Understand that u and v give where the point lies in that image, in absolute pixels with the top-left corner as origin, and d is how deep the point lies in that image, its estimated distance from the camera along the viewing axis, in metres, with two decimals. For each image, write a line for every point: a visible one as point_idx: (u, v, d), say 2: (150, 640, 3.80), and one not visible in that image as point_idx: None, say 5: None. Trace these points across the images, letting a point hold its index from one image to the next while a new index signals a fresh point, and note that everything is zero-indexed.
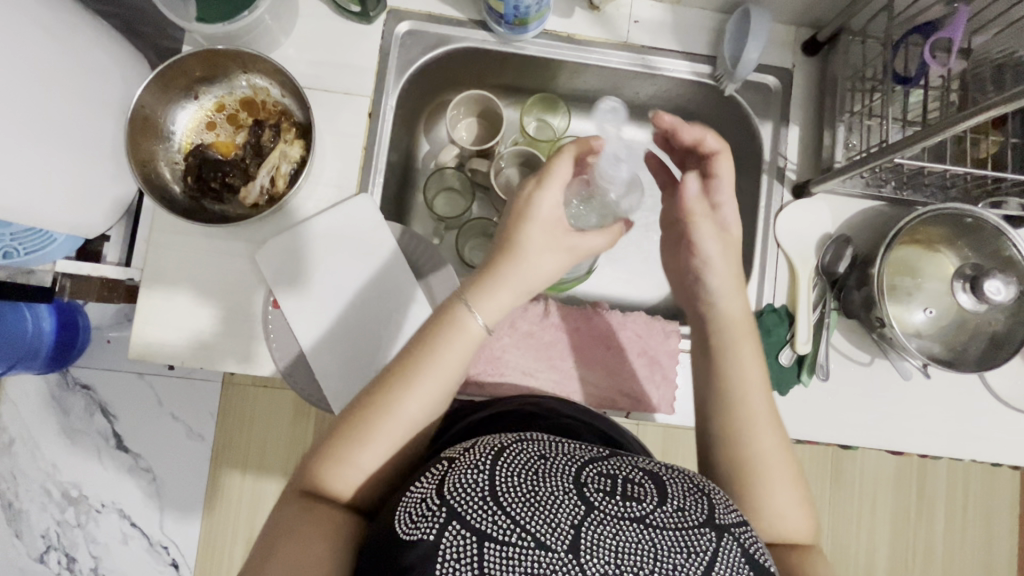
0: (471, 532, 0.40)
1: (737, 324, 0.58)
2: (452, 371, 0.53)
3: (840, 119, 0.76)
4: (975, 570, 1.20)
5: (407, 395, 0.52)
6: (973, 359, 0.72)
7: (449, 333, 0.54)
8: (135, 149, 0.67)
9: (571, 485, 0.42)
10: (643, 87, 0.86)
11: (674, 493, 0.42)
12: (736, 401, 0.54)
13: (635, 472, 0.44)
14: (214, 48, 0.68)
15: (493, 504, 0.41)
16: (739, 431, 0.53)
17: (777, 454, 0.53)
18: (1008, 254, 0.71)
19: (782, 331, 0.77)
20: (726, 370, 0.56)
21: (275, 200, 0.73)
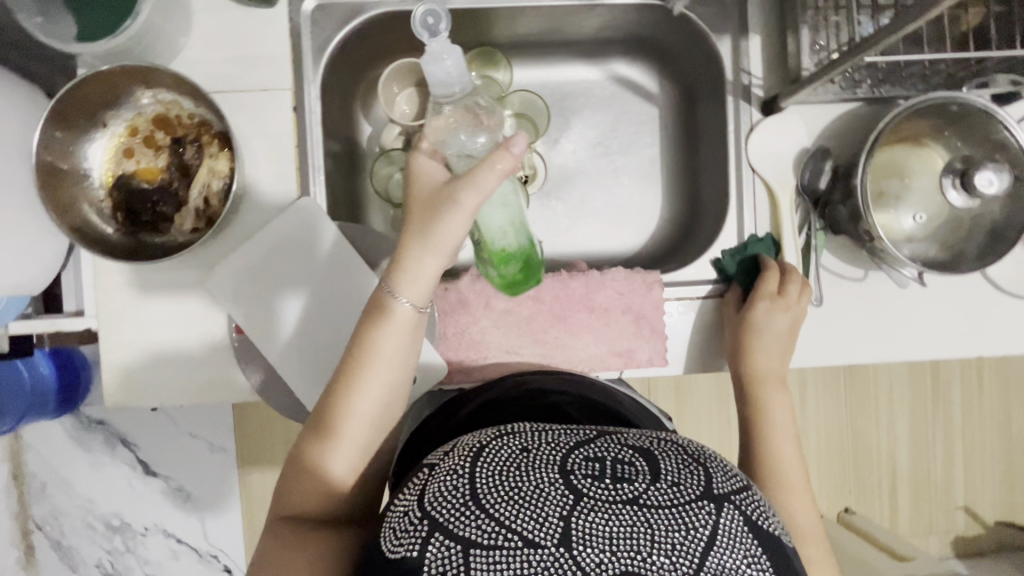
0: (456, 540, 0.36)
1: (773, 378, 0.67)
2: (394, 354, 0.52)
3: (803, 19, 0.68)
4: (997, 447, 1.21)
5: (355, 396, 0.51)
6: (973, 256, 0.68)
7: (382, 329, 0.52)
8: (51, 197, 0.62)
9: (557, 473, 0.38)
10: (586, 21, 0.79)
11: (668, 469, 0.38)
12: (776, 458, 0.62)
13: (624, 451, 0.40)
14: (105, 68, 0.61)
15: (475, 507, 0.37)
16: (779, 488, 0.59)
17: (812, 520, 0.57)
18: (1000, 138, 0.67)
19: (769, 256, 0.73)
20: (769, 430, 0.64)
21: (214, 220, 0.68)
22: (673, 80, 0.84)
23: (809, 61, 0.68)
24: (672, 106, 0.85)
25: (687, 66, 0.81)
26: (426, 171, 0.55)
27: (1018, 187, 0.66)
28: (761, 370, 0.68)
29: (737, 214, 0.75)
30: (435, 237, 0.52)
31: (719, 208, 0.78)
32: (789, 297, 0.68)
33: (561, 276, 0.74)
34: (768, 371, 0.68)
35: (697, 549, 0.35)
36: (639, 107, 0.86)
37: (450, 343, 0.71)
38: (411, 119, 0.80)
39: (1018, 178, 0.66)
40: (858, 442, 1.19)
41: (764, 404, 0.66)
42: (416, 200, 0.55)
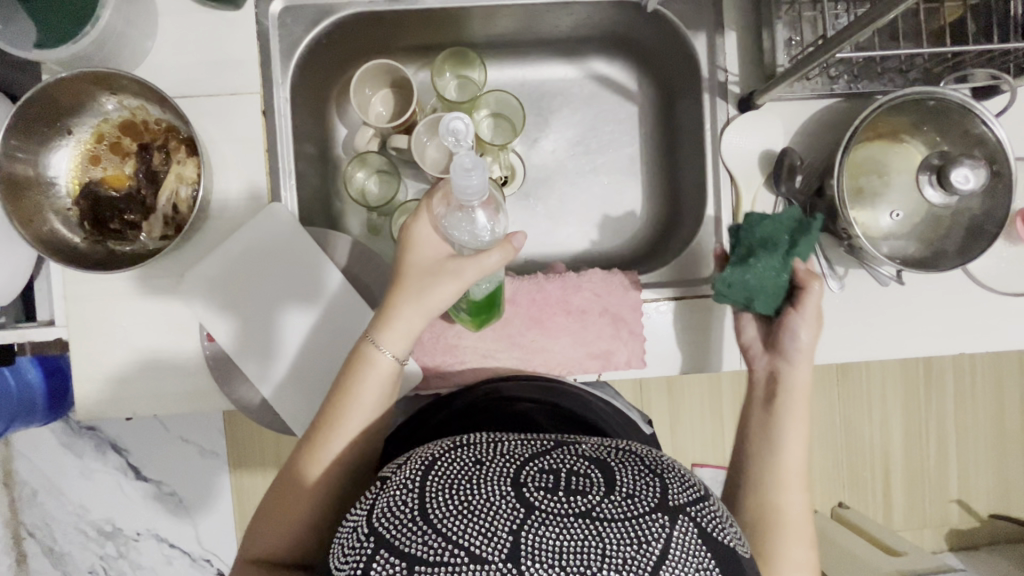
0: (401, 557, 0.35)
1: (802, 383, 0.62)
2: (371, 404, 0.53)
3: (777, 16, 0.68)
4: (988, 438, 1.20)
5: (330, 444, 0.52)
6: (953, 253, 0.67)
7: (362, 374, 0.54)
8: (15, 206, 0.61)
9: (509, 486, 0.37)
10: (561, 18, 0.77)
11: (624, 480, 0.38)
12: (781, 455, 0.59)
13: (580, 462, 0.39)
14: (67, 74, 0.60)
15: (422, 522, 0.36)
16: (774, 482, 0.58)
17: (801, 514, 0.57)
18: (979, 133, 0.66)
19: (804, 245, 0.62)
20: (785, 431, 0.60)
21: (183, 227, 0.67)
22: (652, 77, 0.83)
23: (784, 57, 0.68)
24: (650, 104, 0.84)
25: (664, 63, 0.80)
26: (426, 241, 0.55)
27: (996, 182, 0.66)
28: (792, 371, 0.63)
29: (716, 213, 0.74)
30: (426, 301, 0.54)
31: (698, 207, 0.77)
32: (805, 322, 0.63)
33: (538, 279, 0.73)
34: (794, 372, 0.63)
35: (649, 562, 0.34)
36: (618, 105, 0.85)
37: (426, 348, 0.71)
38: (385, 122, 0.79)
39: (996, 174, 0.66)
40: (850, 437, 1.19)
41: (787, 404, 0.61)
42: (412, 269, 0.55)
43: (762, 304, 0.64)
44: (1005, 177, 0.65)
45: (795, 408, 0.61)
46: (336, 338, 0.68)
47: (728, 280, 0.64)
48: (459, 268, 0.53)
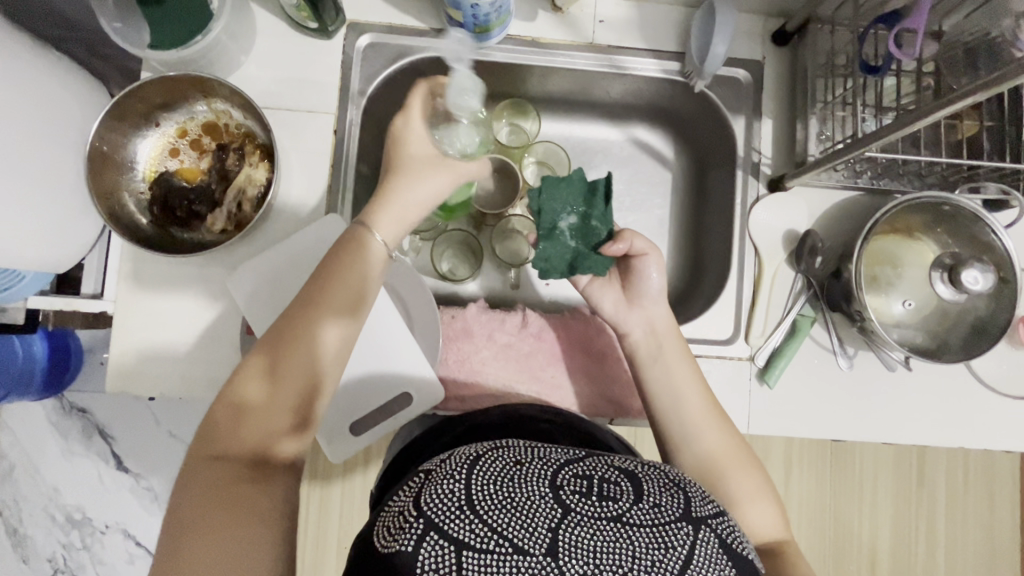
0: (449, 541, 0.37)
1: (667, 328, 0.67)
2: (361, 279, 0.55)
3: (812, 111, 0.75)
4: (977, 561, 1.10)
5: (320, 313, 0.52)
6: (957, 347, 0.72)
7: (360, 255, 0.56)
8: (95, 182, 0.66)
9: (548, 488, 0.39)
10: (612, 86, 0.83)
11: (651, 490, 0.41)
12: (680, 404, 0.64)
13: (611, 471, 0.42)
14: (175, 76, 0.67)
15: (469, 511, 0.38)
16: (685, 432, 0.62)
17: (726, 447, 0.62)
18: (987, 239, 0.72)
19: (597, 204, 0.70)
20: (676, 378, 0.65)
21: (243, 224, 0.72)
22: (689, 148, 0.89)
23: (814, 148, 0.75)
24: (683, 172, 0.91)
25: (701, 137, 0.86)
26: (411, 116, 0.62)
27: (1002, 287, 0.70)
28: (658, 319, 0.68)
29: (737, 279, 0.78)
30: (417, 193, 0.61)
31: (719, 273, 0.81)
32: (647, 275, 0.68)
33: (563, 318, 0.77)
34: (658, 325, 0.68)
35: (676, 566, 0.37)
36: (653, 169, 0.91)
37: (450, 368, 0.74)
38: None
39: (1002, 280, 0.71)
40: (838, 522, 1.08)
41: (665, 359, 0.66)
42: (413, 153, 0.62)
43: (583, 265, 0.68)
44: (1010, 284, 0.70)
45: (678, 358, 0.66)
46: (387, 366, 0.68)
47: (545, 256, 0.69)
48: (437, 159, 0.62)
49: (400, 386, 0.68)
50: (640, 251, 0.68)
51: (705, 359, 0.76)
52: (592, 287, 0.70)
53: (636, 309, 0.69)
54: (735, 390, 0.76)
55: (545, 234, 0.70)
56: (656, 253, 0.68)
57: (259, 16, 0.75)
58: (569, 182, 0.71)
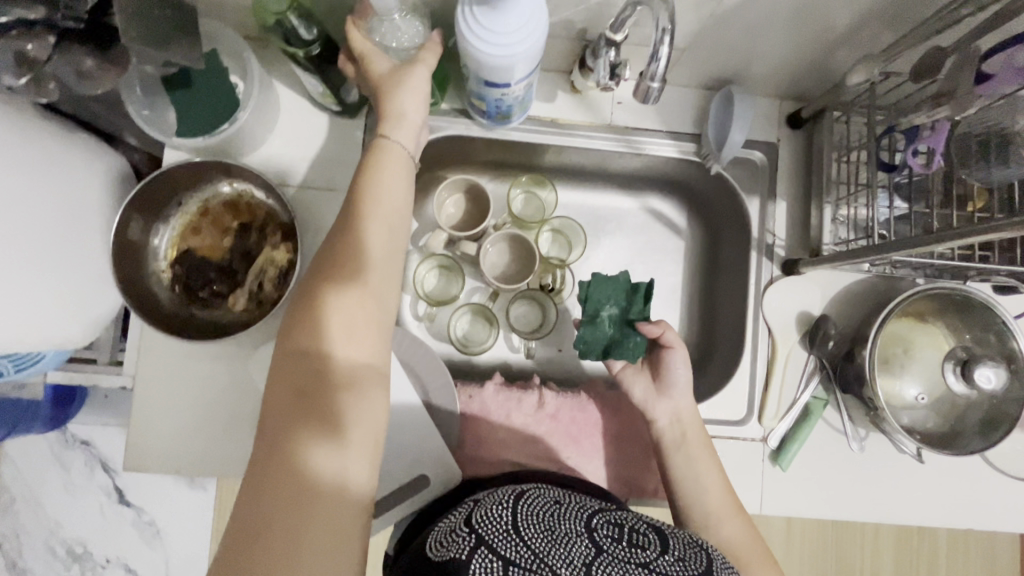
0: (497, 557, 0.44)
1: (693, 421, 0.69)
2: (382, 210, 0.54)
3: (827, 198, 0.76)
4: None
5: (349, 261, 0.51)
6: (968, 437, 0.72)
7: (373, 183, 0.55)
8: (122, 267, 0.66)
9: (583, 529, 0.48)
10: (629, 161, 0.85)
11: (675, 546, 0.48)
12: (702, 492, 0.65)
13: (641, 524, 0.51)
14: (196, 161, 0.68)
15: (515, 535, 0.46)
16: (705, 521, 0.64)
17: (745, 540, 0.62)
18: (997, 330, 0.73)
19: (638, 302, 0.74)
20: (698, 467, 0.66)
21: (263, 304, 0.72)
22: (702, 219, 0.90)
23: (829, 237, 0.76)
24: (696, 241, 0.91)
25: (715, 208, 0.87)
26: (365, 46, 0.59)
27: (1013, 379, 0.71)
28: (683, 410, 0.69)
29: (751, 359, 0.79)
30: (392, 107, 0.58)
31: (731, 348, 0.82)
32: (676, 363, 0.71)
33: (579, 399, 0.78)
34: (682, 415, 0.69)
35: None
36: (666, 236, 0.92)
37: (465, 448, 0.75)
38: (455, 226, 0.85)
39: (1013, 370, 0.71)
40: None
41: (686, 446, 0.68)
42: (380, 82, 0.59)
43: (619, 351, 0.72)
44: (1021, 375, 0.71)
45: (698, 448, 0.67)
46: (405, 451, 0.69)
47: (584, 338, 0.74)
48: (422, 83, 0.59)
49: (417, 470, 0.69)
50: (674, 345, 0.71)
51: (718, 440, 0.77)
52: (625, 372, 0.73)
53: (664, 403, 0.70)
54: (748, 472, 0.76)
55: (587, 320, 0.74)
56: (683, 346, 0.71)
57: (283, 93, 0.76)
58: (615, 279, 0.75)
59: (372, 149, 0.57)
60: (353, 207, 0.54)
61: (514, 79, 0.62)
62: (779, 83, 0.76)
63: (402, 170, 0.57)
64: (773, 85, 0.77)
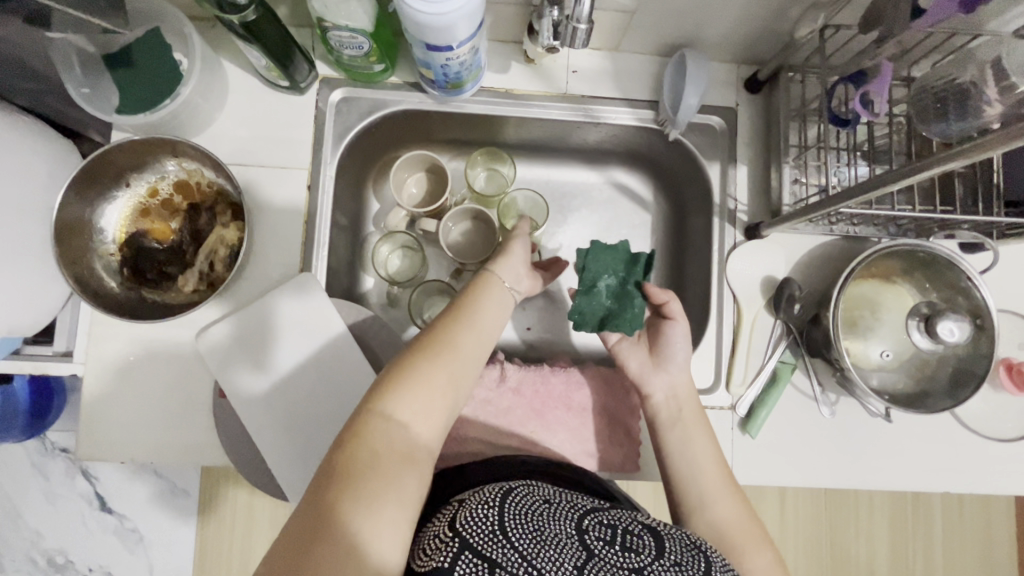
0: (484, 561, 0.43)
1: (688, 398, 0.66)
2: (486, 332, 0.58)
3: (786, 159, 0.75)
4: None
5: (459, 342, 0.55)
6: (938, 396, 0.71)
7: (484, 300, 0.60)
8: (64, 249, 0.65)
9: (574, 531, 0.47)
10: (589, 133, 0.83)
11: (670, 548, 0.47)
12: (700, 469, 0.62)
13: (635, 524, 0.49)
14: (139, 138, 0.67)
15: (502, 536, 0.44)
16: (698, 502, 0.61)
17: (742, 522, 0.59)
18: (963, 287, 0.71)
19: (638, 273, 0.71)
20: (696, 445, 0.63)
21: (215, 284, 0.71)
22: (667, 191, 0.89)
23: (788, 196, 0.75)
24: (664, 213, 0.90)
25: (679, 180, 0.86)
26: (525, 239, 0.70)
27: (980, 334, 0.70)
28: (679, 385, 0.67)
29: (716, 327, 0.78)
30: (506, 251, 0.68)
31: (699, 318, 0.81)
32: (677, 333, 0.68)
33: (542, 370, 0.76)
34: (679, 390, 0.67)
35: None
36: (633, 210, 0.91)
37: None
38: (415, 205, 0.84)
39: (979, 326, 0.70)
40: (836, 561, 1.02)
41: (682, 423, 0.65)
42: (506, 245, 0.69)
43: (615, 323, 0.69)
44: (987, 331, 0.70)
45: (694, 426, 0.65)
46: None
47: (580, 309, 0.71)
48: (522, 250, 0.68)
49: None
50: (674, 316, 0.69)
51: None
52: (621, 345, 0.71)
53: (653, 375, 0.68)
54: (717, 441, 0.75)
55: (583, 289, 0.71)
56: (684, 319, 0.69)
57: (232, 72, 0.75)
58: (615, 248, 0.73)
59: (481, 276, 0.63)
60: (458, 308, 0.59)
61: (455, 42, 0.61)
62: (733, 46, 0.76)
63: (502, 302, 0.62)
64: (727, 48, 0.76)
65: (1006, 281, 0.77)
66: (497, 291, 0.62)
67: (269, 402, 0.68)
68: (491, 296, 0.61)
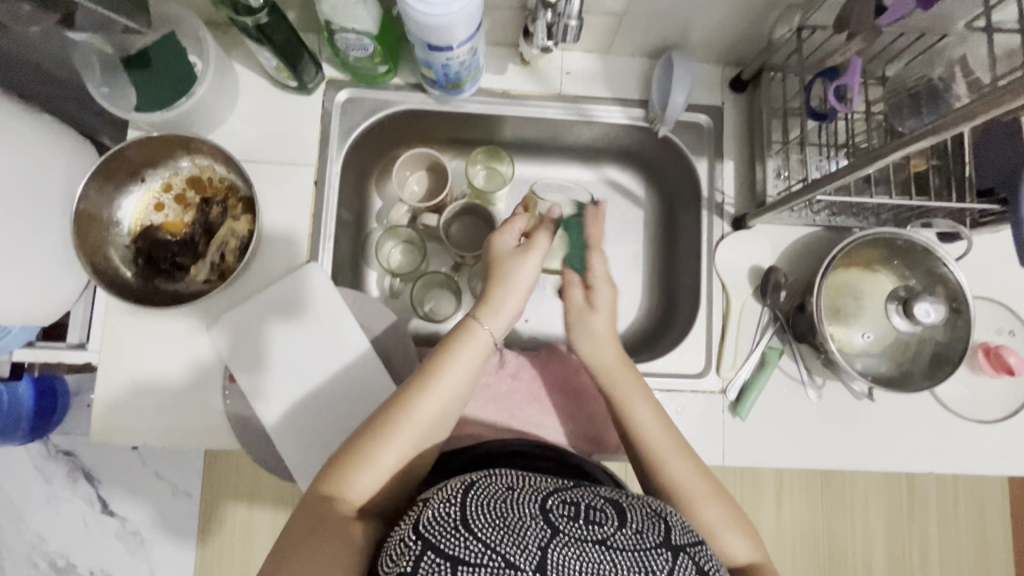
0: (447, 558, 0.42)
1: (617, 358, 0.65)
2: (451, 396, 0.59)
3: (770, 153, 0.78)
4: None
5: (420, 407, 0.57)
6: (919, 377, 0.74)
7: (452, 355, 0.61)
8: (82, 240, 0.68)
9: (537, 511, 0.46)
10: (583, 132, 0.87)
11: (633, 518, 0.47)
12: (641, 430, 0.60)
13: (597, 500, 0.49)
14: (156, 135, 0.70)
15: (463, 530, 0.44)
16: (649, 460, 0.58)
17: (692, 478, 0.57)
18: (941, 272, 0.75)
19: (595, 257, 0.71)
20: (637, 406, 0.61)
21: (226, 275, 0.74)
22: (658, 188, 0.93)
23: (773, 188, 0.78)
24: (655, 209, 0.94)
25: (670, 176, 0.90)
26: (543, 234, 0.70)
27: (956, 317, 0.74)
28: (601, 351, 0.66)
29: (707, 315, 0.81)
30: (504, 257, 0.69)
31: (690, 308, 0.84)
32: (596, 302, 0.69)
33: (540, 356, 0.80)
34: (599, 355, 0.66)
35: None
36: (626, 207, 0.94)
37: None
38: (417, 200, 0.88)
39: (956, 310, 0.74)
40: (831, 549, 1.04)
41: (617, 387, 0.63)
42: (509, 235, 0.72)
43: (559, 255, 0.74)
44: (963, 315, 0.73)
45: (631, 389, 0.63)
46: (364, 406, 0.72)
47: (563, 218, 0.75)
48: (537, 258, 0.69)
49: None
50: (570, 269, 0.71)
51: (679, 394, 0.78)
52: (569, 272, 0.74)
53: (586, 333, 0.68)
54: (709, 424, 0.77)
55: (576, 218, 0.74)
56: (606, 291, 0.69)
57: (242, 75, 0.79)
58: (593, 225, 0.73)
59: (461, 325, 0.64)
60: (425, 370, 0.60)
61: (455, 43, 0.65)
62: (718, 48, 0.80)
63: (477, 353, 0.62)
64: (712, 50, 0.80)
65: (982, 269, 0.81)
66: (477, 342, 0.62)
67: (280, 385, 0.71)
68: (466, 346, 0.62)
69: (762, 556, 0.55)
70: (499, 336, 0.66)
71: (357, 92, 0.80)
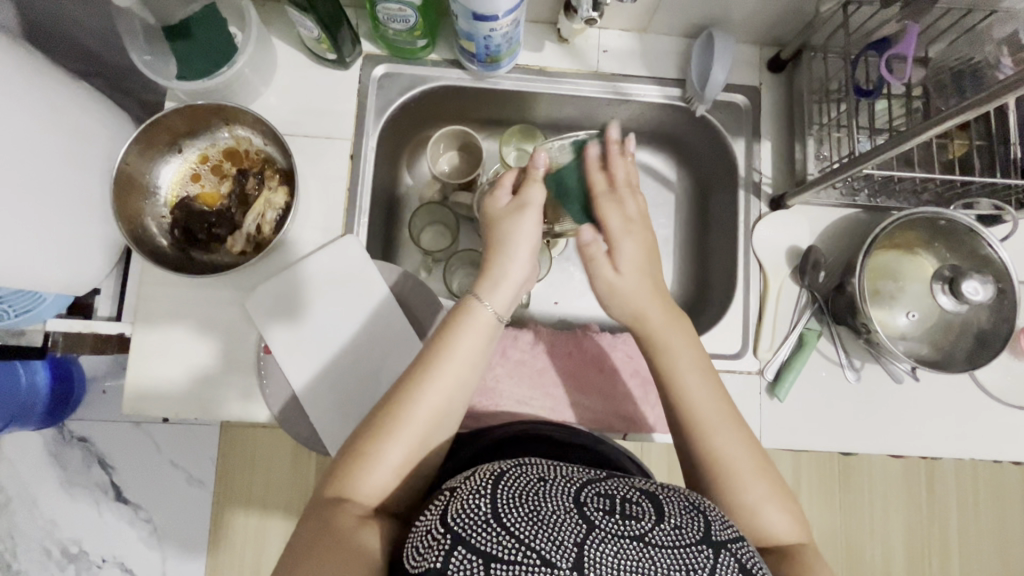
0: (478, 555, 0.40)
1: (665, 314, 0.61)
2: (455, 386, 0.56)
3: (810, 132, 0.78)
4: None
5: (421, 401, 0.54)
6: (961, 359, 0.73)
7: (455, 339, 0.57)
8: (121, 207, 0.68)
9: (571, 504, 0.43)
10: (617, 112, 0.87)
11: (671, 512, 0.43)
12: (685, 397, 0.56)
13: (632, 492, 0.45)
14: (197, 103, 0.70)
15: (495, 524, 0.41)
16: (692, 427, 0.55)
17: (737, 450, 0.54)
18: (985, 254, 0.74)
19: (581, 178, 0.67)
20: (682, 371, 0.58)
21: (262, 246, 0.74)
22: (689, 170, 0.92)
23: (814, 167, 0.77)
24: (686, 192, 0.93)
25: (702, 158, 0.89)
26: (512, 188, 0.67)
27: (1001, 298, 0.72)
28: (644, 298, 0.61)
29: (743, 295, 0.80)
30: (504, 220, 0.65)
31: (726, 289, 0.83)
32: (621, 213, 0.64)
33: (575, 335, 0.79)
34: (639, 302, 0.61)
35: None
36: (657, 189, 0.94)
37: None
38: (450, 178, 0.88)
39: (1001, 290, 0.72)
40: (850, 550, 1.00)
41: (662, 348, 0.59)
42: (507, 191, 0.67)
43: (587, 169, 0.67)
44: (1008, 295, 0.72)
45: (679, 350, 0.59)
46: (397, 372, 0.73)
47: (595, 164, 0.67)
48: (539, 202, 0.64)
49: None
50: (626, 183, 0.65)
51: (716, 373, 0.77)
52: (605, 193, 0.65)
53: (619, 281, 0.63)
54: (746, 404, 0.76)
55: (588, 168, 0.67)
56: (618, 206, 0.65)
57: (281, 49, 0.79)
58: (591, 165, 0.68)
59: (460, 307, 0.60)
60: (424, 357, 0.56)
61: (500, 12, 0.64)
62: (758, 28, 0.79)
63: (479, 333, 0.58)
64: (752, 29, 0.80)
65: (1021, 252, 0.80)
66: (480, 318, 0.59)
67: (319, 353, 0.72)
68: (467, 324, 0.58)
69: (803, 538, 0.53)
70: (504, 315, 0.61)
71: (396, 69, 0.80)
